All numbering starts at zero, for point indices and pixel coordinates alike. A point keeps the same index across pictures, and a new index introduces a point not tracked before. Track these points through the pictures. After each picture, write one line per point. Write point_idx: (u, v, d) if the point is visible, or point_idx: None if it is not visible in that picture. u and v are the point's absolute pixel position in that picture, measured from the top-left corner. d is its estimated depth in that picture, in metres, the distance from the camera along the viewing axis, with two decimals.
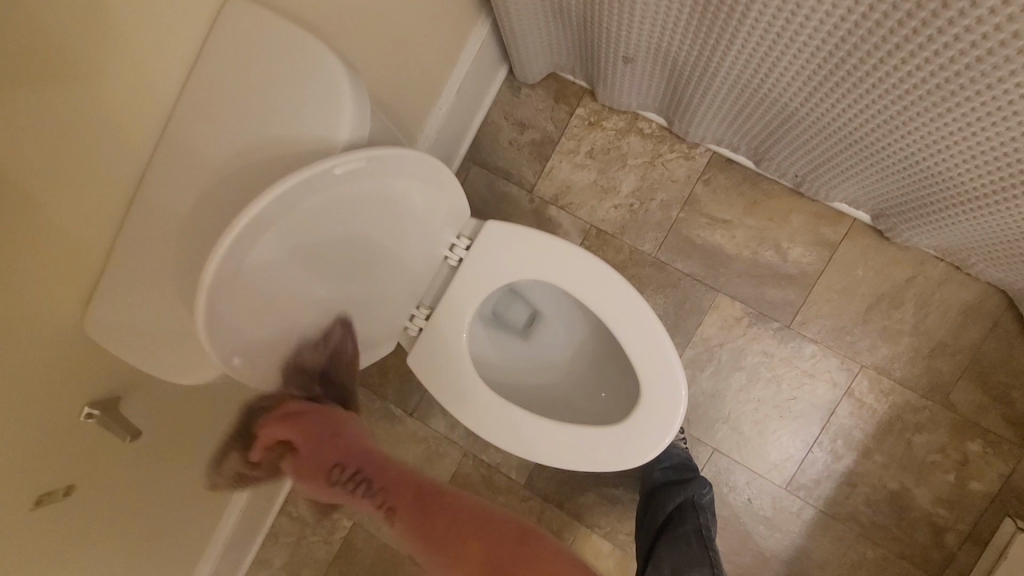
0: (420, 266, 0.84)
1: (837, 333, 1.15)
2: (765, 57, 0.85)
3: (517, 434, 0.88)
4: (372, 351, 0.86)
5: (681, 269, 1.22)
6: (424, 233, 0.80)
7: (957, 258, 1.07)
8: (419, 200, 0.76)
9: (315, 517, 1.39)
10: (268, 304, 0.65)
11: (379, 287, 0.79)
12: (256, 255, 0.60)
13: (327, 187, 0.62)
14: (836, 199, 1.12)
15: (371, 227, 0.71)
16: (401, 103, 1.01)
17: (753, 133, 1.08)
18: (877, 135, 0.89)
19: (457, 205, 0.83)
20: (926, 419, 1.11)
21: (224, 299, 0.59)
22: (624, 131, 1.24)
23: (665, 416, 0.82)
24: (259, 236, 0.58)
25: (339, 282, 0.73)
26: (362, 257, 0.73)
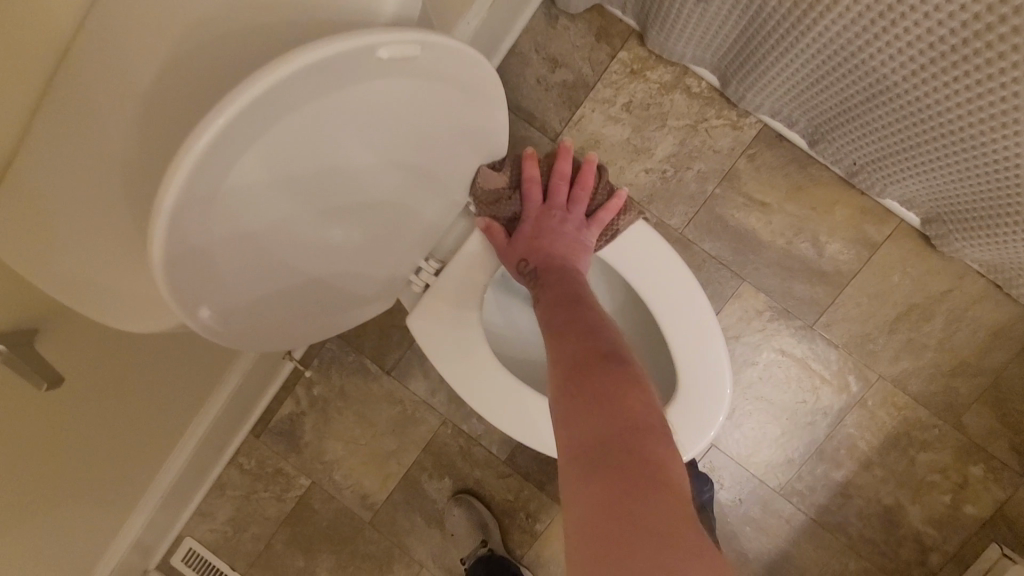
0: (437, 209, 0.69)
1: (860, 339, 1.08)
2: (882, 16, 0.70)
3: (531, 420, 0.77)
4: (366, 305, 0.72)
5: (707, 251, 1.11)
6: (449, 169, 0.65)
7: (1002, 277, 0.99)
8: (455, 126, 0.60)
9: (268, 472, 1.26)
10: (247, 235, 0.48)
11: (386, 229, 0.64)
12: (238, 164, 0.42)
13: (347, 78, 0.44)
14: (890, 196, 1.01)
15: (392, 150, 0.55)
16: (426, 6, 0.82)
17: (822, 108, 0.94)
18: (978, 132, 0.77)
19: (493, 141, 0.68)
20: (933, 437, 1.07)
21: (189, 222, 0.42)
22: (669, 86, 1.09)
23: (705, 416, 0.74)
24: (246, 137, 0.41)
25: (342, 216, 0.56)
26: (373, 188, 0.57)
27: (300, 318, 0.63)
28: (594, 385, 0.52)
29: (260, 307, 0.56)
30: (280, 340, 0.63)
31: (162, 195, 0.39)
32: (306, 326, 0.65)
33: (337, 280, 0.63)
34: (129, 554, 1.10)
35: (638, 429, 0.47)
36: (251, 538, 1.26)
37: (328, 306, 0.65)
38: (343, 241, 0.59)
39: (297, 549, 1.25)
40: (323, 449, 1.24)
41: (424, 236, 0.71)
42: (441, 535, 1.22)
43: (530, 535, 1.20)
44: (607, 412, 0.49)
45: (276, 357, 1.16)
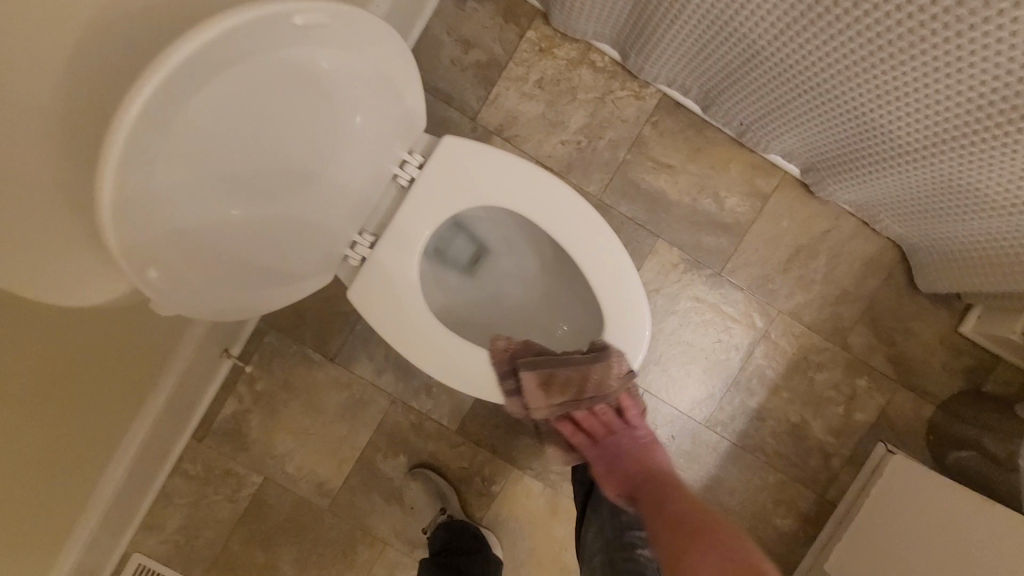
0: (366, 179, 0.72)
1: (761, 280, 1.22)
2: None
3: (478, 375, 0.82)
4: (308, 281, 0.74)
5: (624, 213, 1.21)
6: (372, 141, 0.69)
7: (868, 214, 1.16)
8: (370, 96, 0.65)
9: (217, 475, 1.24)
10: (188, 198, 0.52)
11: (320, 200, 0.68)
12: (172, 125, 0.48)
13: (259, 46, 0.51)
14: (774, 151, 1.15)
15: (312, 117, 0.61)
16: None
17: (709, 75, 1.05)
18: (828, 86, 0.91)
19: (412, 113, 0.73)
20: (826, 359, 1.23)
21: (134, 178, 0.47)
22: (576, 61, 1.17)
23: (629, 345, 0.82)
24: (178, 100, 0.47)
25: (274, 183, 0.61)
26: (301, 155, 0.62)
27: (246, 293, 0.65)
28: (662, 512, 0.81)
29: (205, 278, 0.58)
30: (227, 317, 0.65)
31: (108, 153, 0.44)
32: (253, 304, 0.67)
33: (278, 252, 0.66)
34: None
35: (704, 530, 0.76)
36: (205, 544, 1.24)
37: (273, 282, 0.67)
38: (280, 210, 0.63)
39: (256, 547, 1.25)
40: (273, 444, 1.24)
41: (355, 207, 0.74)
42: (402, 510, 1.26)
43: (488, 497, 1.27)
44: (672, 527, 0.78)
45: (212, 356, 1.14)
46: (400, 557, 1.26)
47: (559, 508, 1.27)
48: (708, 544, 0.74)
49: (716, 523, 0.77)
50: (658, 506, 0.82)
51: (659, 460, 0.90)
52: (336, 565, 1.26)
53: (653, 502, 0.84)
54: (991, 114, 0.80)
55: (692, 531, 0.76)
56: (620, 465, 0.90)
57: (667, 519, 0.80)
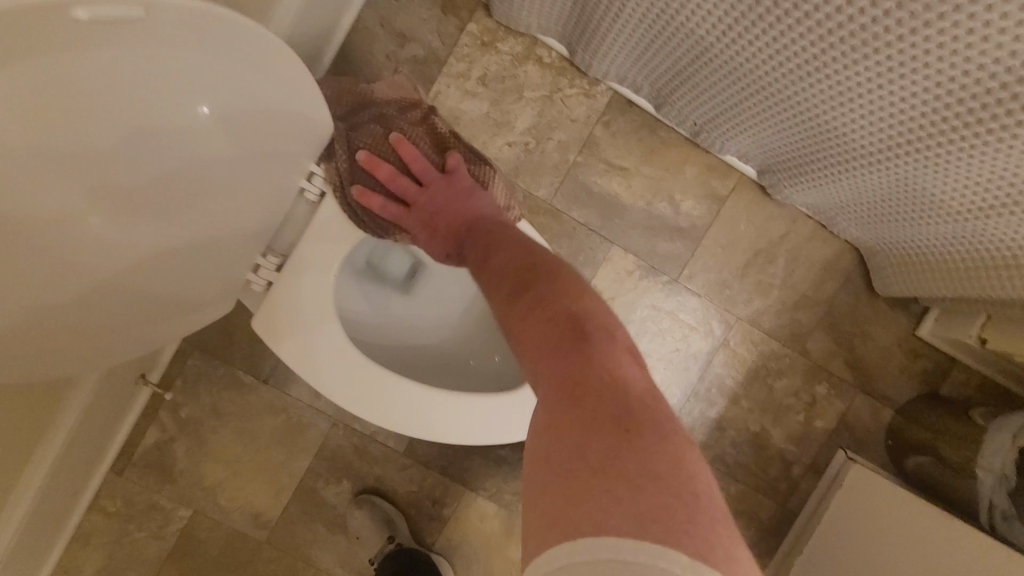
0: (265, 199, 0.64)
1: (719, 286, 1.17)
2: None
3: (401, 408, 0.74)
4: (202, 313, 0.66)
5: (576, 219, 1.14)
6: (268, 156, 0.61)
7: (825, 217, 1.12)
8: (258, 106, 0.57)
9: (140, 510, 1.13)
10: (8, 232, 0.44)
11: (204, 225, 0.59)
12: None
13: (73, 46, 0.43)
14: (729, 153, 1.10)
15: (181, 130, 0.52)
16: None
17: (659, 73, 0.99)
18: (780, 86, 0.85)
19: (319, 124, 0.65)
20: (786, 365, 1.20)
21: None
22: (521, 57, 1.09)
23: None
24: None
25: (134, 207, 0.52)
26: (171, 175, 0.53)
27: (114, 334, 0.57)
28: (539, 309, 0.52)
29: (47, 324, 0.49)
30: (91, 361, 0.57)
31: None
32: (123, 342, 0.59)
33: (153, 286, 0.57)
34: None
35: (582, 341, 0.47)
36: None
37: (146, 316, 0.58)
38: (149, 238, 0.54)
39: None
40: (202, 474, 1.14)
41: (255, 228, 0.66)
42: (347, 539, 1.18)
43: (440, 521, 1.20)
44: (589, 401, 0.43)
45: (127, 384, 1.04)
46: None
47: (514, 529, 1.21)
48: (605, 406, 0.43)
49: (578, 363, 0.46)
50: (551, 347, 0.48)
51: (482, 205, 0.72)
52: None
53: (566, 339, 0.48)
54: (947, 114, 0.76)
55: (567, 349, 0.47)
56: (518, 284, 0.57)
57: (546, 347, 0.49)
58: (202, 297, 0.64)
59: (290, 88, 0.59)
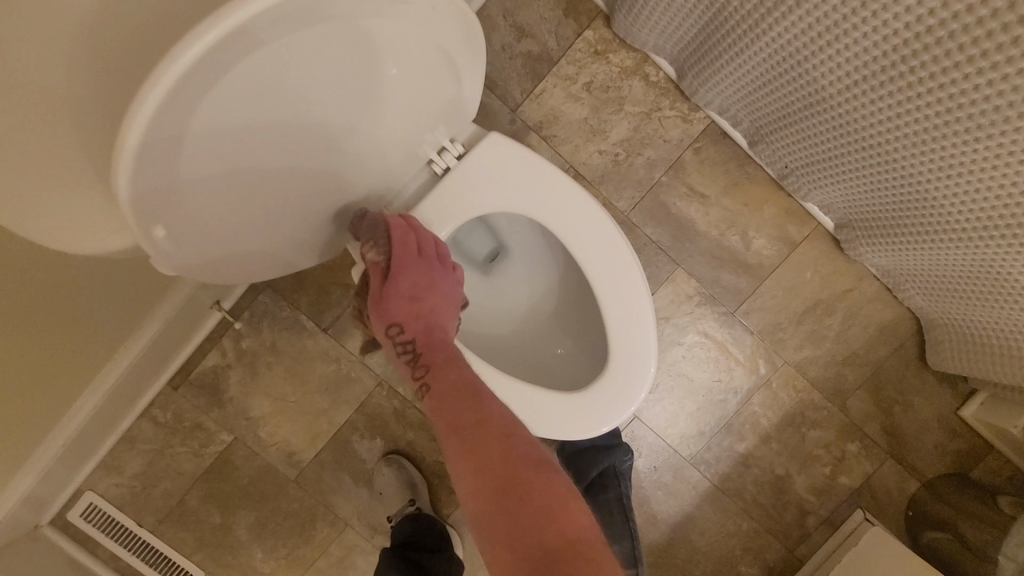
0: (397, 159, 0.68)
1: (772, 328, 1.20)
2: (837, 33, 0.77)
3: None
4: (312, 252, 0.70)
5: (649, 235, 1.17)
6: (415, 126, 0.65)
7: (893, 281, 1.13)
8: (424, 76, 0.60)
9: (186, 427, 1.19)
10: (217, 157, 0.47)
11: (345, 173, 0.62)
12: (219, 87, 0.42)
13: (334, 20, 0.45)
14: (812, 200, 1.12)
15: (364, 90, 0.55)
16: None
17: (766, 112, 1.01)
18: (893, 148, 0.87)
19: (464, 101, 0.68)
20: (822, 417, 1.21)
21: (159, 139, 0.41)
22: (629, 71, 1.12)
23: (631, 387, 0.78)
24: (230, 68, 0.42)
25: (306, 151, 0.55)
26: (341, 126, 0.56)
27: (251, 260, 0.61)
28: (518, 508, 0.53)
29: (212, 239, 0.53)
30: (224, 280, 0.60)
31: (133, 115, 0.38)
32: (250, 268, 0.62)
33: (289, 221, 0.61)
34: (18, 508, 1.02)
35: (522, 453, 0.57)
36: (163, 494, 1.20)
37: (275, 251, 0.63)
38: (303, 178, 0.58)
39: (214, 505, 1.21)
40: (249, 404, 1.20)
41: (380, 187, 0.70)
42: (369, 493, 1.23)
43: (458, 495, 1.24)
44: (527, 520, 0.52)
45: (201, 305, 1.10)
46: (358, 540, 1.23)
47: None
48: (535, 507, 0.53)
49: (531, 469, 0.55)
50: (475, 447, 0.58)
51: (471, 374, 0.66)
52: (293, 537, 1.22)
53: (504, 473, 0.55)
54: None
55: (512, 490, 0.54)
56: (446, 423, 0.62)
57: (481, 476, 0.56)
58: (318, 239, 0.68)
59: (457, 71, 0.63)
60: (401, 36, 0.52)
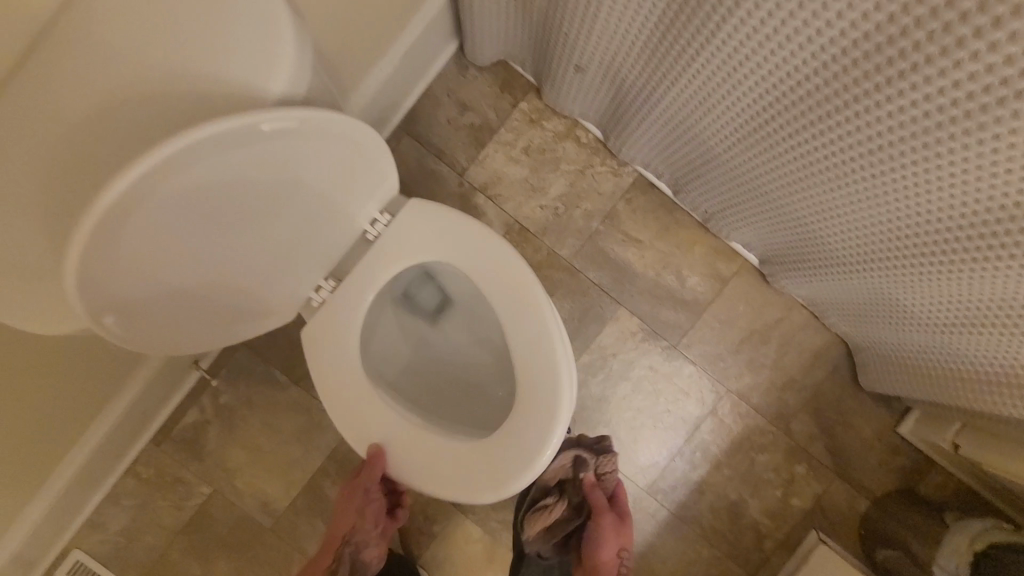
0: (331, 234, 0.80)
1: (714, 358, 1.28)
2: (700, 102, 0.88)
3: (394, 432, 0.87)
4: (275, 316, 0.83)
5: (591, 278, 1.27)
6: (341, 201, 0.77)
7: (818, 308, 1.22)
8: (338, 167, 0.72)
9: (168, 481, 1.26)
10: (156, 258, 0.61)
11: (284, 252, 0.76)
12: (138, 216, 0.55)
13: (221, 150, 0.57)
14: (735, 240, 1.22)
15: (269, 190, 0.66)
16: (356, 34, 0.91)
17: (677, 165, 1.13)
18: (778, 195, 0.96)
19: (383, 174, 0.79)
20: (769, 441, 1.28)
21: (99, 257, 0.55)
22: (562, 134, 1.26)
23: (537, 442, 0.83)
24: (145, 200, 0.55)
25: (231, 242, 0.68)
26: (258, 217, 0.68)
27: (213, 330, 0.75)
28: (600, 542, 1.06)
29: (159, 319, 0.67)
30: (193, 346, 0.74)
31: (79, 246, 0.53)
32: (215, 339, 0.76)
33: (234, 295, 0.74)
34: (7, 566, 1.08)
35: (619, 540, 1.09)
36: (145, 548, 1.26)
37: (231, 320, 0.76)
38: (237, 259, 0.70)
39: (193, 557, 1.26)
40: (226, 457, 1.27)
41: (320, 258, 0.82)
42: None
43: (428, 536, 1.29)
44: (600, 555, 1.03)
45: (182, 365, 1.19)
46: None
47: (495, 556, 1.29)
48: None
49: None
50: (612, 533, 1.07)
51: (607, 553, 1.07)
52: None
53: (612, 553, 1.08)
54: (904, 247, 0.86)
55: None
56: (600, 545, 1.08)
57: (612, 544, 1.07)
58: (277, 308, 0.81)
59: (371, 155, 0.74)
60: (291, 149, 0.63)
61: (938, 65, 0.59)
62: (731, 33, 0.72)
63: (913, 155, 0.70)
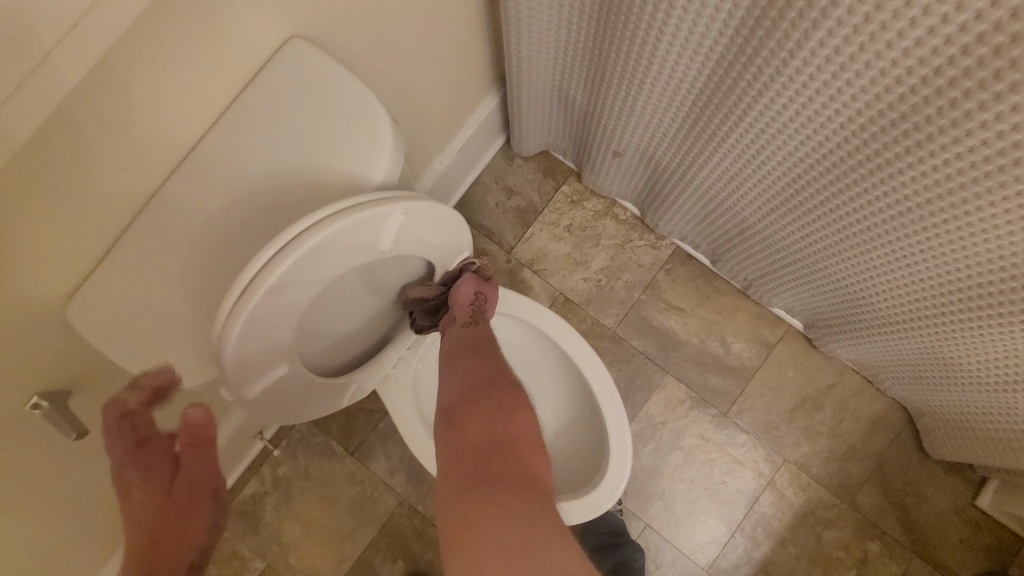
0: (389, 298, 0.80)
1: (767, 426, 1.26)
2: (731, 179, 0.96)
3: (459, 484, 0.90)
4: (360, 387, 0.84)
5: (636, 347, 1.31)
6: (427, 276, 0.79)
7: (870, 372, 1.21)
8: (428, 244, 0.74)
9: (224, 556, 1.28)
10: (279, 339, 0.60)
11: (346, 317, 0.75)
12: (283, 297, 0.56)
13: (362, 239, 0.58)
14: (776, 305, 1.25)
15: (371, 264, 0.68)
16: (423, 134, 1.05)
17: (713, 236, 1.20)
18: (816, 258, 1.00)
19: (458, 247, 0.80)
20: (835, 516, 1.22)
21: (243, 336, 0.55)
22: (601, 213, 1.36)
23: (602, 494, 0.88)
24: (293, 282, 0.55)
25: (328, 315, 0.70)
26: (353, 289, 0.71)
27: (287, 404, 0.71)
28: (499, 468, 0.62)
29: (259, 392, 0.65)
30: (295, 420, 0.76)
31: (230, 328, 0.54)
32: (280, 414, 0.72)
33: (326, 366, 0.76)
34: None
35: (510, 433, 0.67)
36: None
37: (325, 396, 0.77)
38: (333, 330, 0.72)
39: None
40: (281, 530, 1.29)
41: (370, 320, 0.80)
42: None
43: None
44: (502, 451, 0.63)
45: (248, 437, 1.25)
46: None
47: None
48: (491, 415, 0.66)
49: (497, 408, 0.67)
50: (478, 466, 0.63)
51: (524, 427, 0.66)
52: None
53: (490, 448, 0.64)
54: (950, 305, 0.88)
55: (488, 388, 0.69)
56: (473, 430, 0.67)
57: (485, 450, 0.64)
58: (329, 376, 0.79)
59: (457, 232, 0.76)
60: (412, 235, 0.65)
61: (955, 148, 0.64)
62: (753, 124, 0.80)
63: (946, 221, 0.74)
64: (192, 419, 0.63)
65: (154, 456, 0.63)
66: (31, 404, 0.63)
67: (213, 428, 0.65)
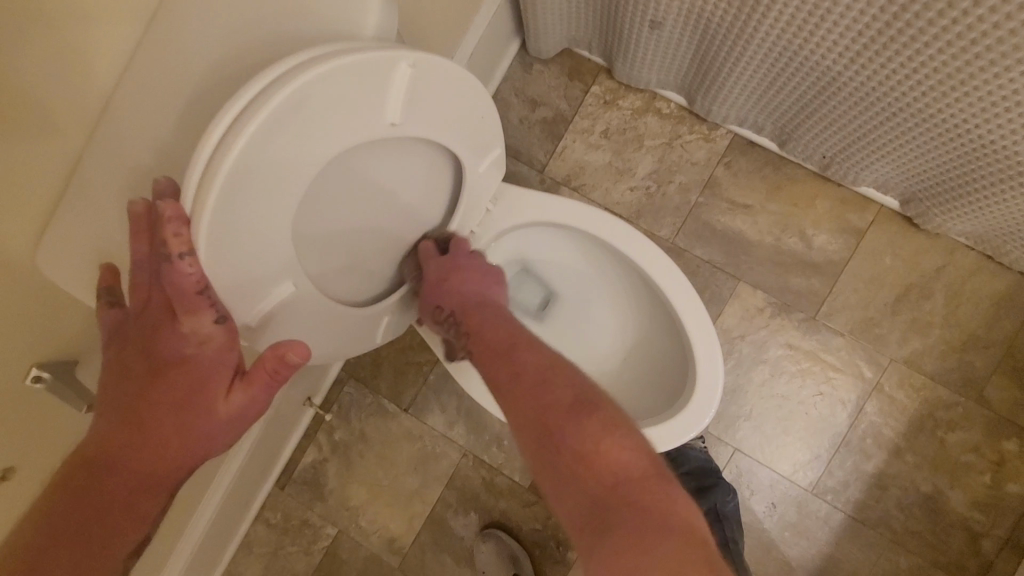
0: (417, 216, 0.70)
1: (865, 325, 1.09)
2: (809, 13, 0.76)
3: None
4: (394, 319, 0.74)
5: (701, 256, 1.15)
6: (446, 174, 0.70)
7: (990, 246, 1.01)
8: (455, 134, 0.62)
9: (295, 525, 1.25)
10: (277, 233, 0.52)
11: (364, 228, 0.65)
12: (269, 167, 0.47)
13: (362, 97, 0.50)
14: (864, 183, 1.05)
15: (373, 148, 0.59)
16: (426, 36, 0.91)
17: (780, 110, 1.00)
18: (920, 102, 0.80)
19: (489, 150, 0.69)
20: (959, 416, 1.06)
21: (227, 221, 0.46)
22: (641, 110, 1.18)
23: (698, 402, 0.76)
24: (279, 143, 0.47)
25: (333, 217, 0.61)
26: (356, 185, 0.61)
27: (314, 332, 0.62)
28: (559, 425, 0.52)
29: (278, 318, 0.57)
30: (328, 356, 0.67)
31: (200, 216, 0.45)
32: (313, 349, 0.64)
33: (344, 281, 0.66)
34: None
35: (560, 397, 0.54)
36: None
37: (354, 330, 0.67)
38: (341, 234, 0.63)
39: None
40: (347, 495, 1.25)
41: (396, 241, 0.71)
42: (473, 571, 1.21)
43: (564, 565, 1.19)
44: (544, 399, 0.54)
45: (297, 405, 1.19)
46: None
47: None
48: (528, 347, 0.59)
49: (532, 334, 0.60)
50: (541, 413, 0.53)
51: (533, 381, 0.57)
52: None
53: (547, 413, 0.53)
54: None
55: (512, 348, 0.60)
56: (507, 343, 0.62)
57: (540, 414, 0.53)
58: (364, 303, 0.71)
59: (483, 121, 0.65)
60: (423, 107, 0.56)
61: None
62: None
63: None
64: (276, 354, 0.51)
65: (176, 367, 0.48)
66: (31, 377, 0.56)
67: (292, 372, 0.52)
